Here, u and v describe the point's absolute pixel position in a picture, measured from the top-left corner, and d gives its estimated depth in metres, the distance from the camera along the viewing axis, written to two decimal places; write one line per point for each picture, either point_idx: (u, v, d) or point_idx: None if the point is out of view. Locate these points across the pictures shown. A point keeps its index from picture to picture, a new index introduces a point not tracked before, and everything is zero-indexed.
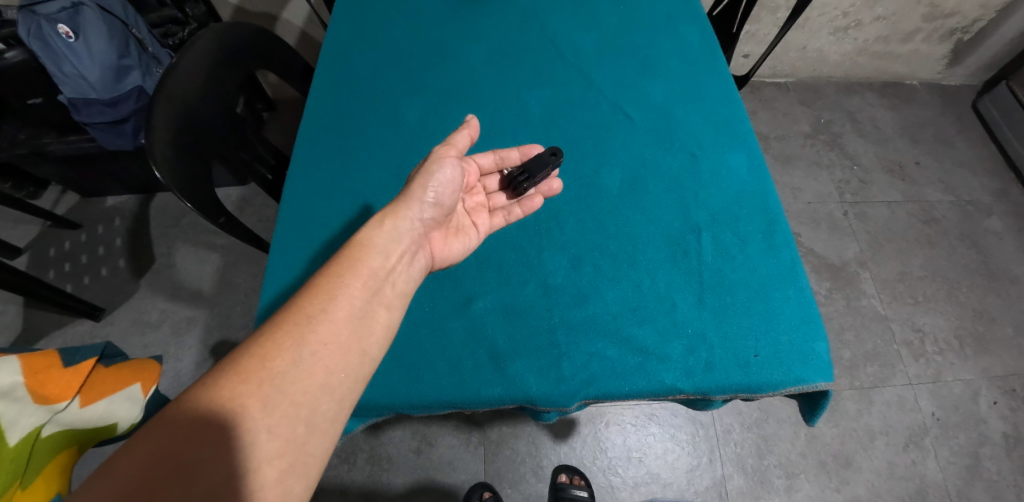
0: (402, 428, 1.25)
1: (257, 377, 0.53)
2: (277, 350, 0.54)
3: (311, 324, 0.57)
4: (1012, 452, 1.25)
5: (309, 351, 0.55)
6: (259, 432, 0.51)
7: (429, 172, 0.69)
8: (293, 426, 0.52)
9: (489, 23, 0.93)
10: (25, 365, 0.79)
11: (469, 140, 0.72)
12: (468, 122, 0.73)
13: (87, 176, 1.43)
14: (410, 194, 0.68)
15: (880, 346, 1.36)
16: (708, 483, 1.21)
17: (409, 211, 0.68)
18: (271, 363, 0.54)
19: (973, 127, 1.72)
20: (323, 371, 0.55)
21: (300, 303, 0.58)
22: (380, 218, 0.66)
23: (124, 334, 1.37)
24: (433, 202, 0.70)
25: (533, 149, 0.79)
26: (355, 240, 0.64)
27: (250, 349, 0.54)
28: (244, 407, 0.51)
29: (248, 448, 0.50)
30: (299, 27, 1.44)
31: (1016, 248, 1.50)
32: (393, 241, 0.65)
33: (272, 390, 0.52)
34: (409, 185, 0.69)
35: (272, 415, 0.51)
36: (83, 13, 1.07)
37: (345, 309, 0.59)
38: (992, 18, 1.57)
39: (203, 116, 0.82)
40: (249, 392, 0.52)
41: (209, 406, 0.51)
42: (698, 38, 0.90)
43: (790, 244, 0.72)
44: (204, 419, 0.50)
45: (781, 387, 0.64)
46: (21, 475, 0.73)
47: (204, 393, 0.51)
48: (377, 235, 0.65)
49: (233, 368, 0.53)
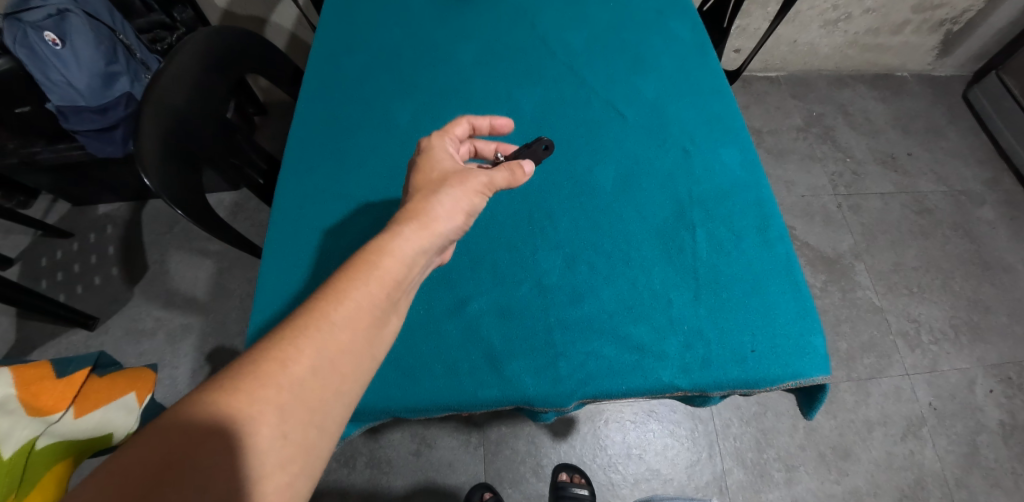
0: (401, 431, 1.24)
1: (277, 383, 0.49)
2: (297, 355, 0.50)
3: (332, 331, 0.52)
4: (1010, 440, 1.26)
5: (329, 358, 0.51)
6: (274, 438, 0.48)
7: (468, 189, 0.64)
8: (307, 431, 0.49)
9: (479, 22, 0.92)
10: (19, 377, 0.79)
11: (508, 181, 0.67)
12: (522, 170, 0.68)
13: (78, 184, 1.42)
14: (445, 199, 0.62)
15: (876, 337, 1.37)
16: (708, 478, 1.21)
17: (445, 225, 0.61)
18: (289, 368, 0.50)
19: (964, 117, 1.73)
20: (337, 378, 0.52)
21: (324, 307, 0.53)
22: (413, 228, 0.59)
23: (118, 343, 1.36)
24: (454, 210, 0.63)
25: (506, 125, 0.74)
26: (379, 246, 0.57)
27: (272, 352, 0.50)
28: (262, 413, 0.47)
29: (263, 455, 0.47)
30: (288, 29, 1.43)
31: (1008, 237, 1.51)
32: (420, 252, 0.59)
33: (290, 397, 0.49)
34: (438, 192, 0.62)
35: (288, 422, 0.48)
36: (70, 20, 1.06)
37: (366, 318, 0.54)
38: (980, 8, 1.58)
39: (194, 120, 0.81)
40: (269, 397, 0.48)
41: (226, 410, 0.47)
42: (688, 33, 0.90)
43: (784, 238, 0.72)
44: (221, 423, 0.46)
45: (779, 382, 0.64)
46: (17, 488, 0.73)
47: (219, 395, 0.47)
48: (405, 245, 0.58)
49: (253, 372, 0.49)
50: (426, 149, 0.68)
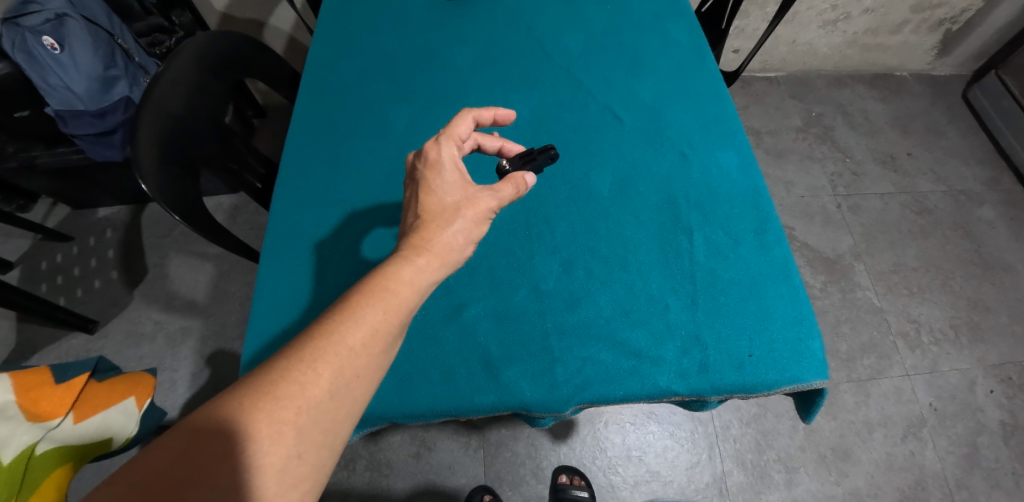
0: (401, 434, 1.25)
1: (295, 404, 0.48)
2: (315, 378, 0.49)
3: (350, 356, 0.51)
4: (1010, 440, 1.25)
5: (344, 382, 0.50)
6: (289, 458, 0.47)
7: (482, 218, 0.62)
8: (320, 451, 0.49)
9: (477, 26, 0.92)
10: (18, 383, 0.79)
11: (514, 196, 0.64)
12: (526, 183, 0.65)
13: (77, 188, 1.42)
14: (456, 224, 0.60)
15: (876, 338, 1.36)
16: (708, 480, 1.21)
17: (460, 254, 0.60)
18: (306, 392, 0.48)
19: (963, 116, 1.73)
20: (351, 400, 0.51)
21: (340, 331, 0.51)
22: (424, 257, 0.57)
23: (118, 347, 1.36)
24: (466, 240, 0.61)
25: (509, 117, 0.70)
26: (391, 275, 0.55)
27: (290, 373, 0.49)
28: (280, 433, 0.47)
29: (277, 474, 0.46)
30: (287, 32, 1.43)
31: (1008, 237, 1.51)
32: (430, 278, 0.57)
33: (307, 420, 0.48)
34: (450, 217, 0.60)
35: (303, 442, 0.48)
36: (67, 25, 1.06)
37: (382, 344, 0.53)
38: (979, 8, 1.58)
39: (191, 124, 0.81)
40: (287, 419, 0.47)
41: (244, 429, 0.46)
42: (685, 35, 0.90)
43: (782, 242, 0.72)
44: (240, 441, 0.46)
45: (777, 386, 0.64)
46: (17, 493, 0.73)
47: (237, 410, 0.47)
48: (415, 273, 0.56)
49: (271, 392, 0.48)
50: (433, 163, 0.63)
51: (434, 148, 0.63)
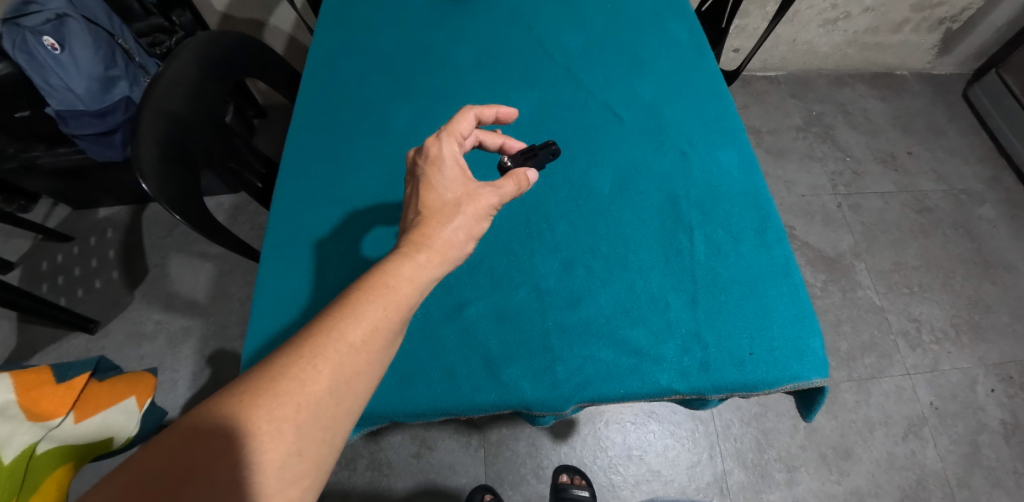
0: (402, 433, 1.25)
1: (295, 401, 0.48)
2: (315, 375, 0.49)
3: (350, 352, 0.51)
4: (1011, 439, 1.25)
5: (343, 378, 0.50)
6: (289, 455, 0.47)
7: (483, 214, 0.62)
8: (319, 448, 0.49)
9: (477, 25, 0.92)
10: (19, 383, 0.79)
11: (515, 193, 0.64)
12: (528, 179, 0.65)
13: (79, 188, 1.42)
14: (457, 220, 0.60)
15: (877, 337, 1.36)
16: (709, 479, 1.21)
17: (460, 250, 0.60)
18: (306, 388, 0.49)
19: (964, 115, 1.73)
20: (351, 397, 0.51)
21: (340, 328, 0.51)
22: (425, 253, 0.58)
23: (119, 347, 1.36)
24: (466, 237, 0.61)
25: (510, 114, 0.69)
26: (391, 271, 0.55)
27: (290, 371, 0.49)
28: (280, 430, 0.47)
29: (277, 471, 0.46)
30: (287, 32, 1.43)
31: (1009, 235, 1.50)
32: (429, 274, 0.57)
33: (307, 417, 0.48)
34: (450, 213, 0.60)
35: (303, 439, 0.48)
36: (68, 25, 1.06)
37: (381, 340, 0.53)
38: (980, 7, 1.57)
39: (192, 124, 0.81)
40: (287, 416, 0.47)
41: (244, 426, 0.46)
42: (685, 34, 0.90)
43: (782, 241, 0.72)
44: (240, 438, 0.46)
45: (777, 385, 0.64)
46: (18, 492, 0.72)
47: (237, 407, 0.47)
48: (415, 270, 0.56)
49: (271, 389, 0.48)
50: (434, 159, 0.63)
51: (434, 145, 0.63)
